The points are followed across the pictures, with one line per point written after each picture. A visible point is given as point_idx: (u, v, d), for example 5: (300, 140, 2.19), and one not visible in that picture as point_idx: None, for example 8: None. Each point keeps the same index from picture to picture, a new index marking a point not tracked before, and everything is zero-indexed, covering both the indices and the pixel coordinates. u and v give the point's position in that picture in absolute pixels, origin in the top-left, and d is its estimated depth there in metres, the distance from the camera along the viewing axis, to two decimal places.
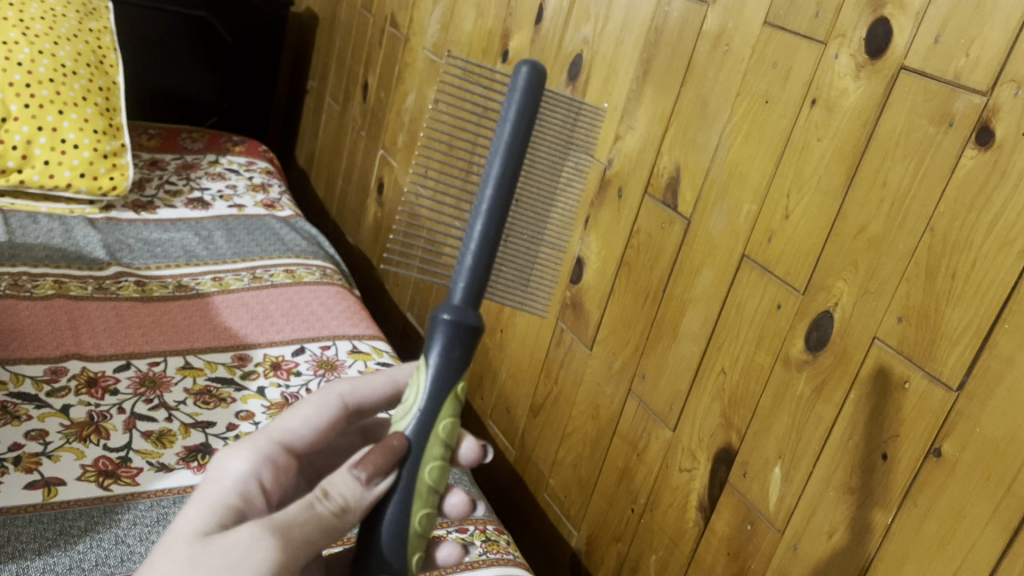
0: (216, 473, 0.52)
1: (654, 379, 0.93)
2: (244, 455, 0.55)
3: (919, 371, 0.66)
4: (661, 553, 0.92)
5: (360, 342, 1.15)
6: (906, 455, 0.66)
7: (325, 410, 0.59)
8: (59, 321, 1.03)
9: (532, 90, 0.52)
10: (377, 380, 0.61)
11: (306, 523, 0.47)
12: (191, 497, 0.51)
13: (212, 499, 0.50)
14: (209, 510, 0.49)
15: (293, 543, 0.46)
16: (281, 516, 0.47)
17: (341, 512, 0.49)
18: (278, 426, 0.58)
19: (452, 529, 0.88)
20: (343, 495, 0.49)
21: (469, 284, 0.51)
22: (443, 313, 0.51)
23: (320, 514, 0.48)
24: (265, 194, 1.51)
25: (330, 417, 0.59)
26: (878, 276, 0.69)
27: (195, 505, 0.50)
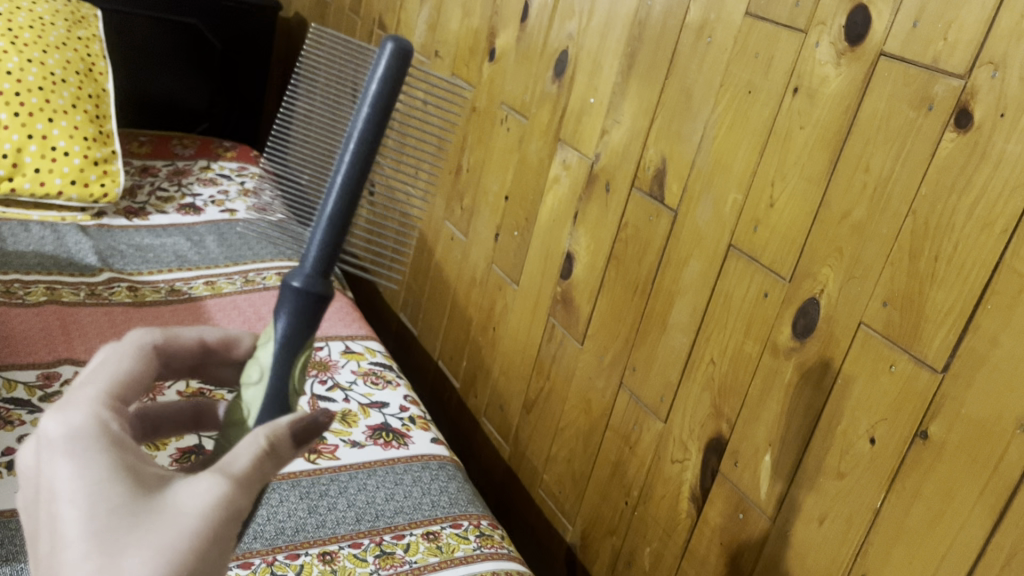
0: (83, 439, 0.43)
1: (645, 371, 0.93)
2: (85, 409, 0.44)
3: (906, 354, 0.66)
4: (654, 545, 0.92)
5: (353, 342, 1.15)
6: (893, 438, 0.67)
7: (144, 361, 0.48)
8: (52, 327, 1.03)
9: (404, 69, 0.46)
10: (184, 335, 0.51)
11: (256, 476, 0.43)
12: (70, 479, 0.42)
13: (109, 471, 0.42)
14: (118, 489, 0.42)
15: (248, 497, 0.43)
16: (231, 475, 0.42)
17: (279, 463, 0.45)
18: (104, 375, 0.46)
19: (447, 524, 0.87)
20: (282, 446, 0.44)
21: (319, 256, 0.46)
22: (292, 282, 0.46)
23: (264, 465, 0.44)
24: (257, 198, 1.52)
25: (151, 368, 0.49)
26: (863, 261, 0.69)
27: (95, 487, 0.42)
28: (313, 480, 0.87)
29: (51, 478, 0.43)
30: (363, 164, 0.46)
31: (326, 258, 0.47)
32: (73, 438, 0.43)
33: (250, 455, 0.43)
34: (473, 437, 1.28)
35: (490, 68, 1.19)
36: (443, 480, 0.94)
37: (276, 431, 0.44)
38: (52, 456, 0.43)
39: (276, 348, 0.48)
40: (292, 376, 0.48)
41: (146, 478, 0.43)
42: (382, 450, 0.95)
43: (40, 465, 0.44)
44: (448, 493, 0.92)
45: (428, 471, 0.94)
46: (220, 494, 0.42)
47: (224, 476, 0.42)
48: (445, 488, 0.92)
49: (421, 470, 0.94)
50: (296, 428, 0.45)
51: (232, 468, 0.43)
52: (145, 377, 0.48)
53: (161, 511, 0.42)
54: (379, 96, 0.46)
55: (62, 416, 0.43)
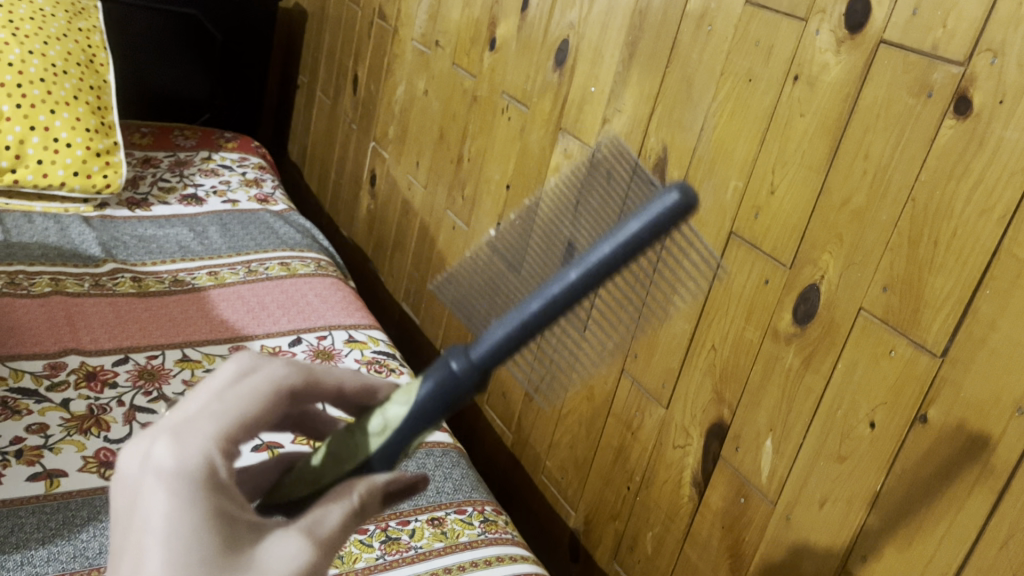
0: (188, 482, 0.41)
1: (647, 358, 0.94)
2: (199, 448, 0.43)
3: (905, 339, 0.67)
4: (657, 529, 0.93)
5: (356, 330, 1.16)
6: (892, 421, 0.68)
7: (268, 402, 0.46)
8: (57, 317, 1.04)
9: (678, 223, 0.45)
10: (325, 379, 0.49)
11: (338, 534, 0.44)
12: (167, 515, 0.40)
13: (206, 518, 0.41)
14: (211, 534, 0.40)
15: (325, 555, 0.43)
16: (313, 535, 0.43)
17: (362, 521, 0.46)
18: (218, 407, 0.45)
19: (451, 510, 0.88)
20: (371, 506, 0.46)
21: (489, 353, 0.44)
22: (454, 363, 0.45)
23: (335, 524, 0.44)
24: (259, 189, 1.52)
25: (281, 407, 0.47)
26: (863, 247, 0.70)
27: (192, 531, 0.40)
28: None
29: (146, 509, 0.41)
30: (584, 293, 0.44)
31: (498, 356, 0.45)
32: (179, 477, 0.41)
33: (341, 513, 0.44)
34: (475, 425, 1.29)
35: (491, 57, 1.19)
36: (447, 466, 0.95)
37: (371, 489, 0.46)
38: (154, 489, 0.41)
39: (419, 407, 0.45)
40: (412, 442, 0.47)
41: (235, 528, 0.41)
42: None
43: (136, 494, 0.42)
44: (452, 479, 0.93)
45: (433, 458, 0.95)
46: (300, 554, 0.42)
47: (310, 535, 0.43)
48: (449, 474, 0.93)
49: (426, 457, 0.95)
50: (388, 484, 0.46)
51: (318, 527, 0.43)
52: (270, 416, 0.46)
53: (248, 566, 0.40)
54: (637, 238, 0.44)
55: (178, 451, 0.42)
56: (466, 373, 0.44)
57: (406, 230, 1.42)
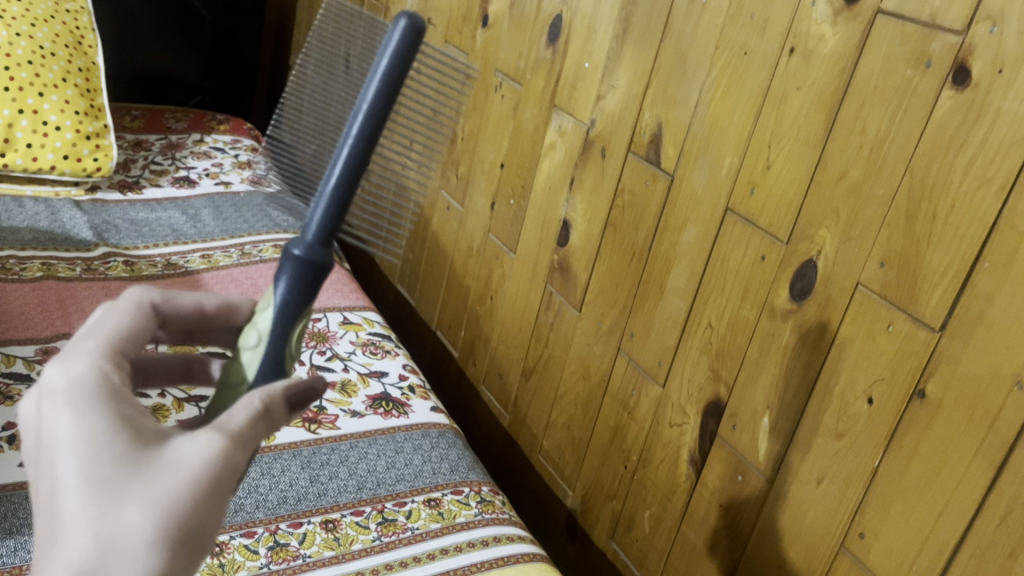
0: (92, 391, 0.43)
1: (643, 337, 0.93)
2: (87, 362, 0.44)
3: (902, 314, 0.66)
4: (654, 508, 0.93)
5: (351, 313, 1.15)
6: (891, 397, 0.67)
7: (140, 315, 0.49)
8: (49, 302, 1.03)
9: (413, 51, 0.43)
10: (181, 299, 0.52)
11: (255, 427, 0.44)
12: (68, 429, 0.42)
13: (106, 423, 0.42)
14: (116, 438, 0.42)
15: (242, 450, 0.43)
16: (229, 431, 0.43)
17: (274, 424, 0.46)
18: (106, 330, 0.47)
19: (448, 491, 0.88)
20: (277, 408, 0.45)
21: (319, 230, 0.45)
22: (295, 249, 0.45)
23: (264, 419, 0.44)
24: (251, 171, 1.51)
25: (149, 321, 0.49)
26: (860, 222, 0.69)
27: (93, 437, 0.42)
28: (313, 449, 0.88)
29: (49, 427, 0.43)
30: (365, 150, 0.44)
31: (329, 229, 0.45)
32: (73, 388, 0.43)
33: (245, 413, 0.44)
34: (472, 406, 1.29)
35: (483, 35, 1.18)
36: (443, 447, 0.94)
37: (272, 394, 0.45)
38: (54, 408, 0.43)
39: (275, 310, 0.47)
40: (288, 341, 0.48)
41: (140, 431, 0.43)
42: (382, 420, 0.95)
43: (39, 418, 0.44)
44: (448, 460, 0.92)
45: (428, 439, 0.95)
46: (218, 448, 0.42)
47: (220, 431, 0.43)
48: (445, 455, 0.93)
49: (421, 438, 0.94)
50: (287, 391, 0.46)
51: (230, 425, 0.43)
52: (142, 334, 0.49)
53: (162, 464, 0.42)
54: (388, 73, 0.43)
55: (65, 369, 0.44)
56: (309, 254, 0.45)
57: None
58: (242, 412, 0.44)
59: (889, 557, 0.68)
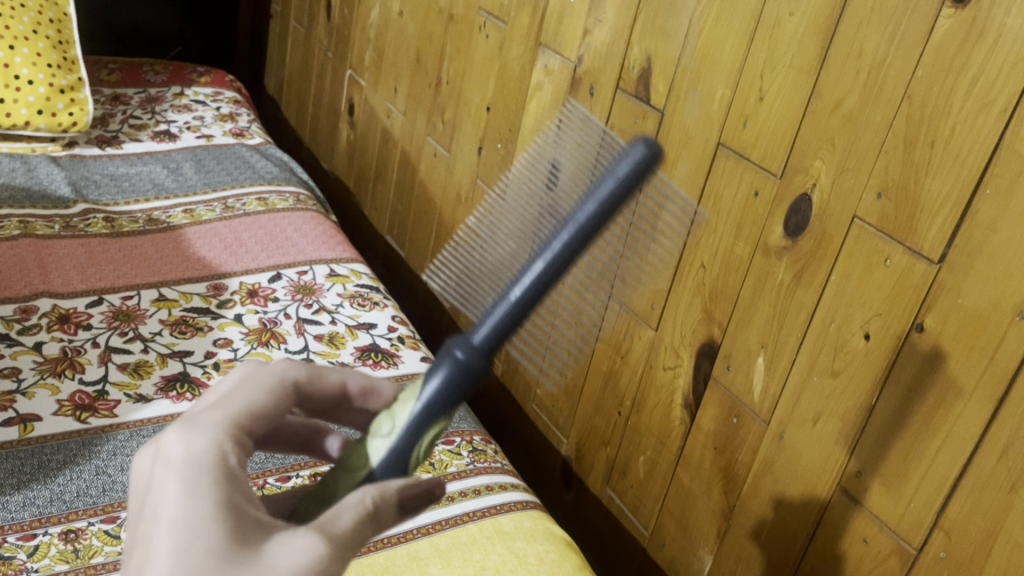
0: (213, 476, 0.37)
1: (635, 280, 0.91)
2: (210, 435, 0.39)
3: (900, 247, 0.64)
4: (649, 453, 0.92)
5: (338, 264, 1.13)
6: (888, 332, 0.65)
7: (279, 396, 0.43)
8: (26, 260, 1.01)
9: (642, 178, 0.43)
10: (327, 376, 0.46)
11: (358, 536, 0.38)
12: (177, 501, 0.36)
13: (215, 506, 0.37)
14: (221, 523, 0.36)
15: (343, 560, 0.38)
16: (332, 537, 0.37)
17: (379, 529, 0.40)
18: (237, 401, 0.41)
19: (439, 441, 0.86)
20: (387, 511, 0.40)
21: (494, 333, 0.41)
22: (455, 349, 0.42)
23: (366, 531, 0.39)
24: (234, 123, 1.47)
25: (287, 404, 0.44)
26: (856, 152, 0.67)
27: (200, 520, 0.36)
28: None
29: (154, 498, 0.37)
30: (570, 255, 0.42)
31: (499, 342, 0.42)
32: (191, 465, 0.37)
33: (352, 514, 0.38)
34: None
35: None
36: None
37: (384, 493, 0.40)
38: (165, 477, 0.37)
39: (417, 407, 0.42)
40: (418, 446, 0.43)
41: (247, 522, 0.37)
42: (371, 371, 0.94)
43: (149, 482, 0.38)
44: None
45: None
46: (324, 558, 0.37)
47: (323, 534, 0.37)
48: None
49: None
50: (400, 492, 0.41)
51: (334, 527, 0.38)
52: (279, 412, 0.43)
53: (262, 569, 0.35)
54: (611, 195, 0.42)
55: (187, 437, 0.38)
56: (471, 358, 0.41)
57: (388, 161, 1.39)
58: (350, 516, 0.38)
59: (886, 495, 0.67)
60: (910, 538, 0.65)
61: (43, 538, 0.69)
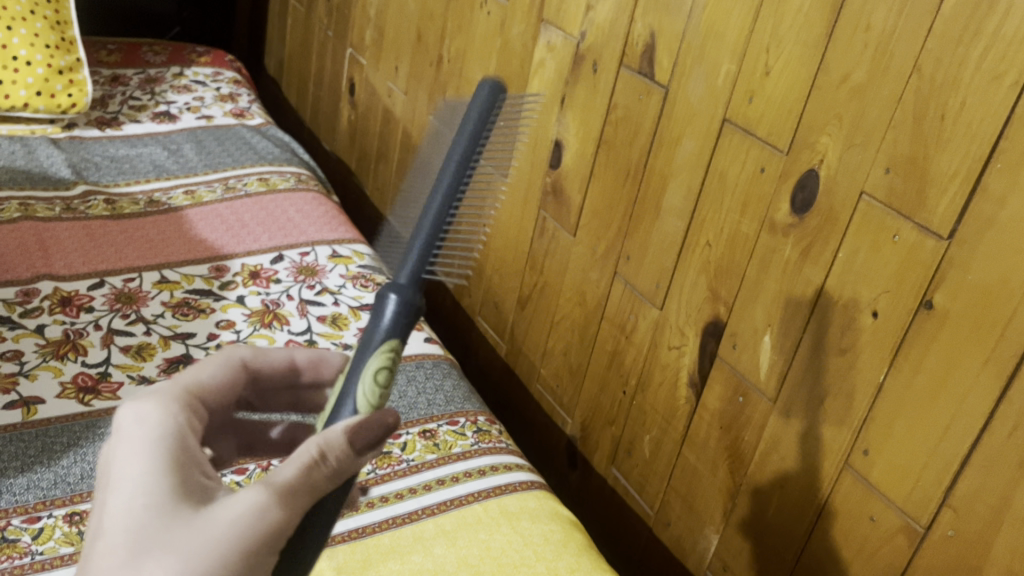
0: (158, 443, 0.41)
1: (639, 259, 0.90)
2: (159, 404, 0.43)
3: (909, 224, 0.63)
4: (654, 433, 0.92)
5: (340, 246, 1.12)
6: (896, 310, 0.64)
7: (228, 375, 0.48)
8: (28, 243, 1.00)
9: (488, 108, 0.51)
10: (275, 353, 0.52)
11: (305, 488, 0.40)
12: (124, 463, 0.40)
13: (159, 464, 0.40)
14: (164, 479, 0.40)
15: (297, 509, 0.40)
16: (273, 487, 0.39)
17: (335, 477, 0.40)
18: (187, 376, 0.46)
19: (443, 422, 0.86)
20: (338, 457, 0.40)
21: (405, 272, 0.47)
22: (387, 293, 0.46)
23: (319, 479, 0.40)
24: (234, 104, 1.46)
25: (236, 383, 0.49)
26: (864, 127, 0.65)
27: (144, 477, 0.40)
28: None
29: (107, 465, 0.41)
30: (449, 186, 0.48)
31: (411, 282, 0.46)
32: (138, 432, 0.42)
33: (296, 467, 0.39)
34: (467, 336, 1.27)
35: None
36: (438, 379, 0.92)
37: (331, 439, 0.40)
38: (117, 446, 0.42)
39: (355, 357, 0.45)
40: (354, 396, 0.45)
41: (193, 479, 0.41)
42: None
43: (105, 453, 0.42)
44: (444, 391, 0.90)
45: (423, 370, 0.92)
46: (265, 508, 0.39)
47: (267, 487, 0.39)
48: (440, 386, 0.91)
49: (416, 369, 0.92)
50: (348, 436, 0.41)
51: (277, 478, 0.39)
52: (229, 388, 0.48)
53: (203, 518, 0.39)
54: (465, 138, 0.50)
55: (136, 408, 0.43)
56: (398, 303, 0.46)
57: (390, 141, 1.38)
58: (301, 465, 0.39)
59: (893, 473, 0.66)
60: (918, 516, 0.65)
61: (48, 520, 0.69)
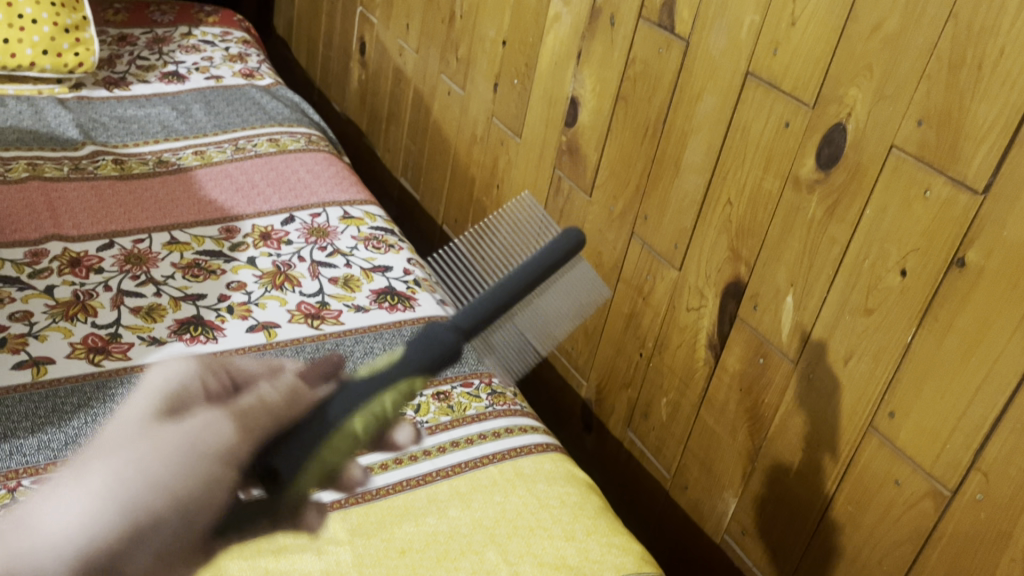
0: (157, 378, 0.34)
1: (658, 219, 0.88)
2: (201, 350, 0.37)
3: (941, 178, 0.61)
4: (672, 395, 0.90)
5: (352, 207, 1.10)
6: (926, 267, 0.62)
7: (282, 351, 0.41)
8: (35, 203, 0.99)
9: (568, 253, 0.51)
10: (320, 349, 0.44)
11: (264, 418, 0.35)
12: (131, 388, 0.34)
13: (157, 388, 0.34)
14: (152, 400, 0.33)
15: (256, 436, 0.34)
16: (231, 408, 0.34)
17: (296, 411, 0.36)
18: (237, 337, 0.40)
19: (457, 383, 0.85)
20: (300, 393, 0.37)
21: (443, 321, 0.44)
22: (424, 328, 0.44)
23: (273, 407, 0.35)
24: (243, 64, 1.43)
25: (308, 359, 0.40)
26: (895, 78, 0.63)
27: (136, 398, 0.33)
28: (317, 344, 0.87)
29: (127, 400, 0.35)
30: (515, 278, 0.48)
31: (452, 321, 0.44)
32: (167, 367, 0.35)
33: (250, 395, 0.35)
34: None
35: None
36: None
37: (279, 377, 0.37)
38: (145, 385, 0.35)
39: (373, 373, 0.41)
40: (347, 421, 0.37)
41: (190, 404, 0.34)
42: (388, 314, 0.93)
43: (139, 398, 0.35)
44: None
45: None
46: (221, 428, 0.33)
47: (228, 409, 0.34)
48: None
49: None
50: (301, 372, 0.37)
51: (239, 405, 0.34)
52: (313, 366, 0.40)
53: (168, 437, 0.32)
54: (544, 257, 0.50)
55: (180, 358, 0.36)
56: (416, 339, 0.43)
57: (401, 101, 1.35)
58: (255, 389, 0.35)
59: (920, 435, 0.65)
60: (945, 479, 0.63)
61: None
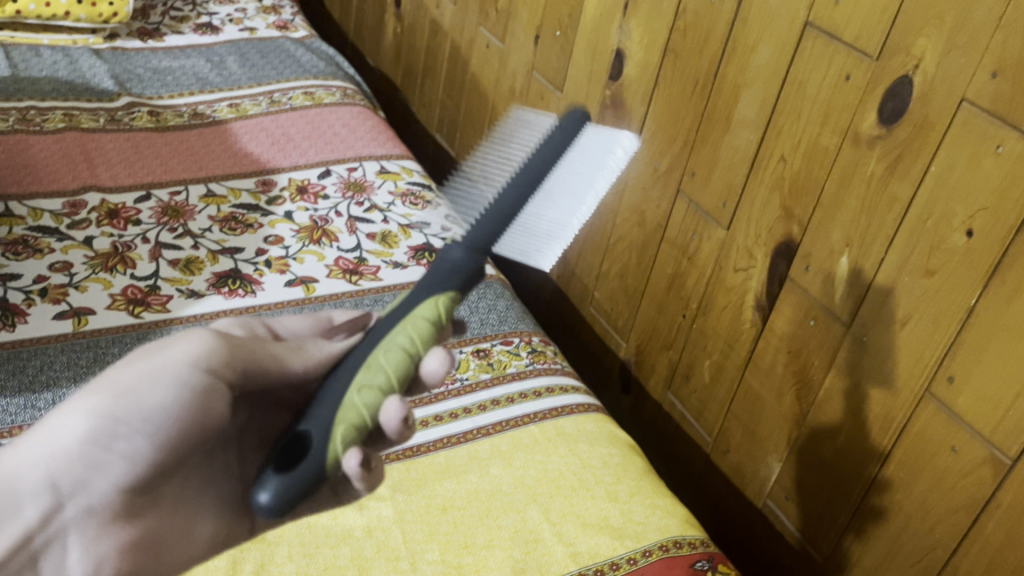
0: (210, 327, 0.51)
1: (705, 176, 0.86)
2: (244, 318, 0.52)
3: (1015, 133, 0.58)
4: (715, 357, 0.88)
5: (388, 161, 1.08)
6: (995, 227, 0.60)
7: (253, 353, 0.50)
8: (73, 153, 0.98)
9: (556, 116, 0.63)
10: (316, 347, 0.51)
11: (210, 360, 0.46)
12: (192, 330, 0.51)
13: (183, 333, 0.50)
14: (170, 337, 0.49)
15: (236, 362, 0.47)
16: (223, 338, 0.47)
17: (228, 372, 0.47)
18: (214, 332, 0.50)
19: (497, 342, 0.83)
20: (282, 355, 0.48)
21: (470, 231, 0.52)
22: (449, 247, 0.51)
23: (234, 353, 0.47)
24: (277, 15, 1.41)
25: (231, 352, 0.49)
26: (968, 27, 0.60)
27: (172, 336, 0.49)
28: (356, 300, 0.86)
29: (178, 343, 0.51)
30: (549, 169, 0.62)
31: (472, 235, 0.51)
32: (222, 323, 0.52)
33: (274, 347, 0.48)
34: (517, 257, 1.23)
35: None
36: (491, 299, 0.88)
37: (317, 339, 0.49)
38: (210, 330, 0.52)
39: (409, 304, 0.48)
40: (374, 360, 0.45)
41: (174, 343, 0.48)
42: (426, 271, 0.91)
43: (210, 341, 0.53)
44: (498, 311, 0.87)
45: (475, 290, 0.89)
46: (201, 350, 0.46)
47: (220, 336, 0.47)
48: (493, 306, 0.88)
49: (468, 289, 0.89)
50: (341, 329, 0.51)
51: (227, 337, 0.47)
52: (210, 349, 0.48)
53: (165, 356, 0.47)
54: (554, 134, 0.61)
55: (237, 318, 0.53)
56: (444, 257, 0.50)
57: (438, 54, 1.33)
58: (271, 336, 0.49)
59: (981, 402, 0.62)
60: (1005, 447, 0.61)
61: None
